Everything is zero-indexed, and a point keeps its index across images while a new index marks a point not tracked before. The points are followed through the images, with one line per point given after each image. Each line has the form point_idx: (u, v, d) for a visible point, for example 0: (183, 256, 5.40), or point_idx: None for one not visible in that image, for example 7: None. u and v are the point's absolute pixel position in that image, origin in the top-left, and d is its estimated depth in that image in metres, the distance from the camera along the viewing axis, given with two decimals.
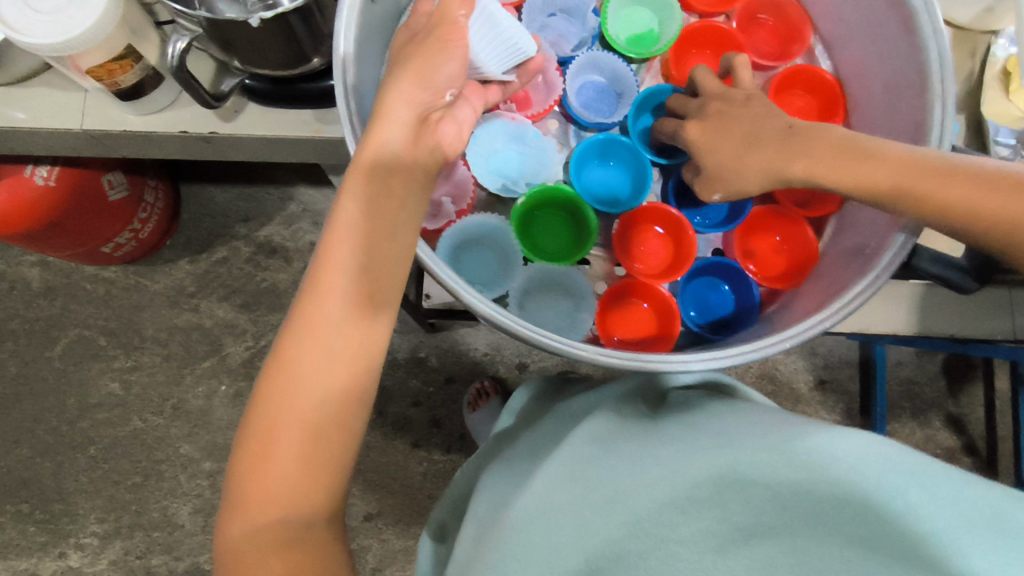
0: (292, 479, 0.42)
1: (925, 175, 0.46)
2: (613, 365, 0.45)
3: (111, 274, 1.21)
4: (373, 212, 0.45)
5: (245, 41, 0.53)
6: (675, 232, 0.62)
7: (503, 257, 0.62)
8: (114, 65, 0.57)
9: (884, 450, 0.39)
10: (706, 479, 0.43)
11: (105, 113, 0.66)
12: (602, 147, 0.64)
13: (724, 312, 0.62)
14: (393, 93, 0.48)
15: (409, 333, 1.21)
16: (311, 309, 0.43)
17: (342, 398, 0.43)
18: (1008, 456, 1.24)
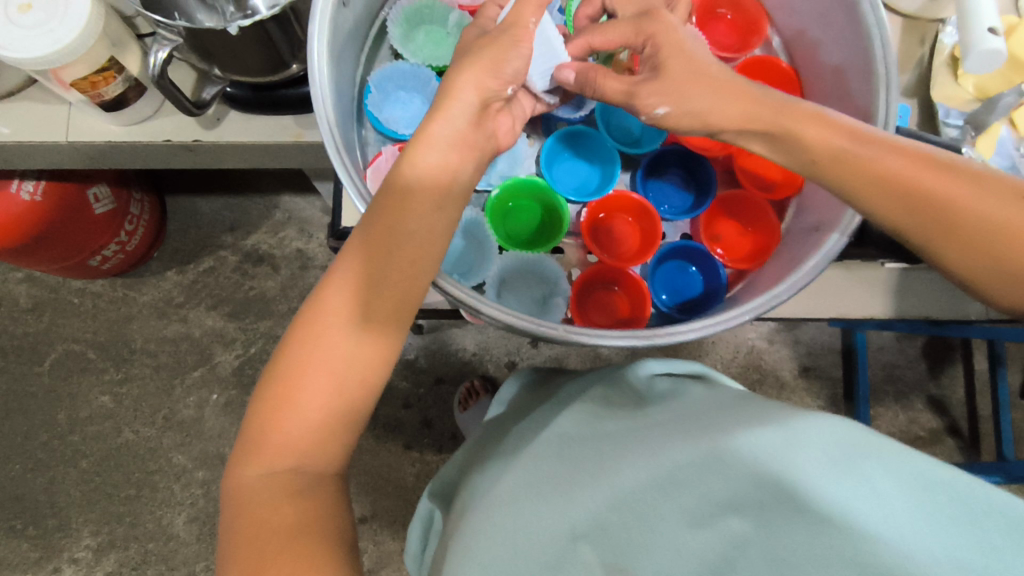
0: (303, 435, 0.43)
1: (882, 151, 0.47)
2: (580, 342, 0.47)
3: (99, 288, 1.22)
4: (404, 204, 0.46)
5: (224, 48, 0.55)
6: (641, 219, 0.65)
7: (478, 247, 0.64)
8: (98, 77, 0.59)
9: (872, 448, 0.38)
10: (686, 464, 0.42)
11: (89, 125, 0.67)
12: (570, 139, 0.66)
13: (693, 294, 0.65)
14: (463, 76, 0.50)
15: None
16: (345, 276, 0.46)
17: (366, 363, 0.45)
18: (989, 436, 1.27)
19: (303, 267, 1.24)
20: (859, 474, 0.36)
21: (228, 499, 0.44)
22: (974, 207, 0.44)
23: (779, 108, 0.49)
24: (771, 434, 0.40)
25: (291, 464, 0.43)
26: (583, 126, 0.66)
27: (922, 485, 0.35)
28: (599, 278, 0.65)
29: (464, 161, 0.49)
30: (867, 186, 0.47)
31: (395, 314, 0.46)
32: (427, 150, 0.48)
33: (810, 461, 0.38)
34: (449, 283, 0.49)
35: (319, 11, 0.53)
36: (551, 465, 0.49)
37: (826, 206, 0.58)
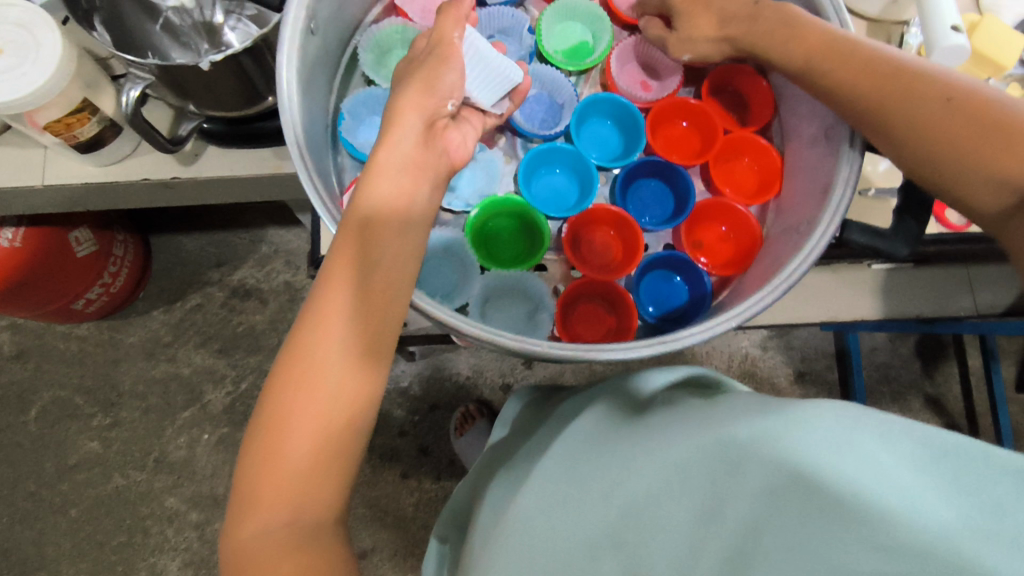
0: (286, 518, 0.42)
1: (868, 62, 0.52)
2: (564, 357, 0.47)
3: (85, 331, 1.20)
4: (369, 267, 0.45)
5: (198, 83, 0.55)
6: (621, 234, 0.65)
7: (460, 268, 0.63)
8: (72, 119, 0.58)
9: (894, 427, 0.35)
10: (685, 461, 0.41)
11: (67, 167, 0.67)
12: (546, 156, 0.67)
13: (679, 302, 0.65)
14: (404, 100, 0.50)
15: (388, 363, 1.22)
16: (307, 346, 0.44)
17: (341, 427, 0.44)
18: (989, 431, 1.27)
19: (291, 300, 1.23)
20: (863, 450, 0.33)
21: (229, 558, 0.44)
22: (907, 127, 0.50)
23: (842, 52, 0.53)
24: (792, 436, 0.36)
25: (288, 513, 0.43)
26: (558, 142, 0.66)
27: (938, 456, 0.32)
28: (586, 294, 0.64)
29: (415, 208, 0.48)
30: (911, 91, 0.50)
31: (376, 337, 0.45)
32: (380, 190, 0.47)
33: (823, 459, 0.34)
34: (432, 305, 0.49)
35: (287, 42, 0.53)
36: (568, 481, 0.49)
37: (806, 208, 0.59)
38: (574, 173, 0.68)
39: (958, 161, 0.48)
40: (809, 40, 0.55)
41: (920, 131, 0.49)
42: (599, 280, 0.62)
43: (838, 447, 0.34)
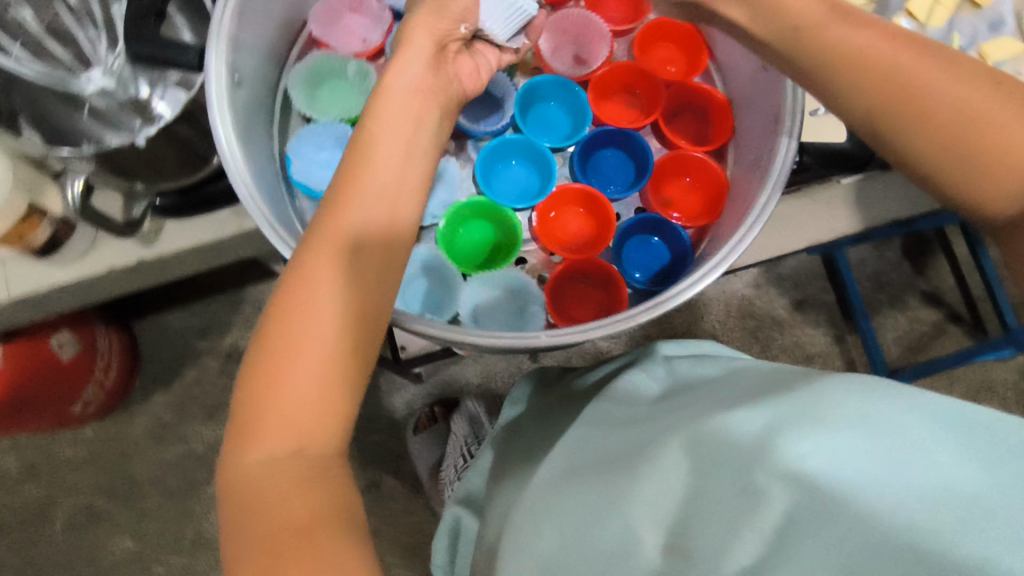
0: (286, 472, 0.40)
1: (859, 32, 0.47)
2: (562, 341, 0.47)
3: (89, 433, 1.18)
4: (370, 204, 0.46)
5: (137, 161, 0.55)
6: (592, 210, 0.65)
7: (443, 280, 0.63)
8: (22, 226, 0.58)
9: (904, 405, 0.37)
10: (690, 487, 0.40)
11: (22, 274, 0.65)
12: (499, 152, 0.66)
13: (663, 263, 0.65)
14: (415, 23, 0.53)
15: (397, 390, 1.21)
16: (296, 296, 0.43)
17: (340, 376, 0.43)
18: (989, 313, 1.29)
19: None
20: (905, 431, 0.36)
21: (226, 496, 0.42)
22: (914, 111, 0.45)
23: (849, 15, 0.48)
24: (810, 428, 0.37)
25: (293, 446, 0.41)
26: (508, 135, 0.66)
27: (960, 430, 0.36)
28: (571, 276, 0.64)
29: (420, 135, 0.49)
30: (917, 67, 0.45)
31: (369, 285, 0.45)
32: (388, 110, 0.49)
33: (842, 448, 0.35)
34: (425, 325, 0.49)
35: (212, 83, 0.52)
36: (562, 501, 0.46)
37: (763, 140, 0.59)
38: (531, 162, 0.67)
39: (977, 153, 0.44)
40: (793, 12, 0.49)
41: (928, 116, 0.44)
42: (580, 260, 0.63)
43: (862, 435, 0.36)
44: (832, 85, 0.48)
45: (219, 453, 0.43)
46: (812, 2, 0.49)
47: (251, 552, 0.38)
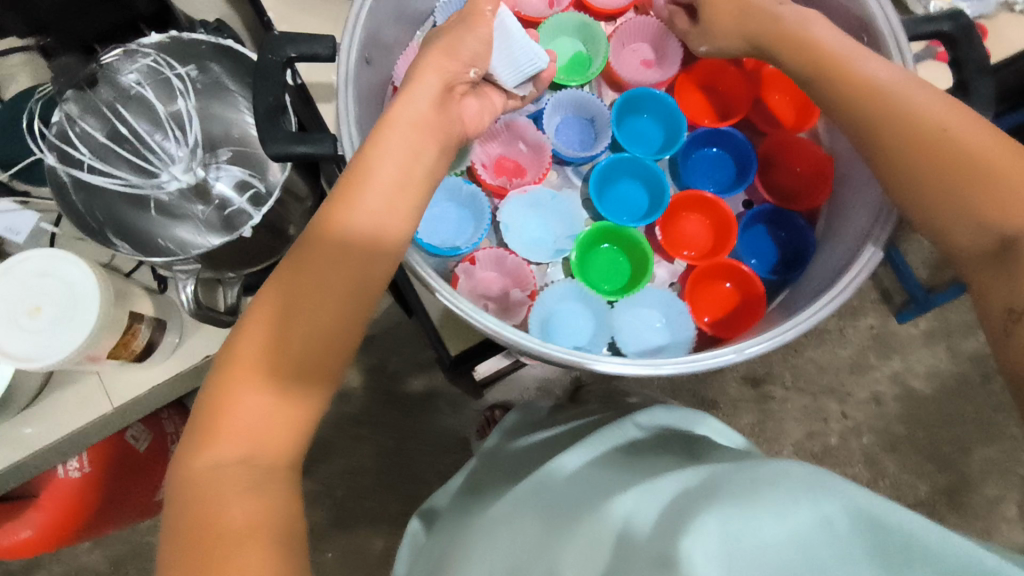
0: (201, 525, 0.39)
1: (874, 60, 0.52)
2: (704, 369, 0.48)
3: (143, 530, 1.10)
4: (349, 235, 0.44)
5: (235, 253, 0.56)
6: (711, 215, 0.68)
7: (587, 310, 0.64)
8: (127, 335, 0.59)
9: (842, 486, 0.36)
10: (667, 508, 0.38)
11: (123, 381, 0.65)
12: (606, 172, 0.68)
13: (784, 250, 0.67)
14: (423, 65, 0.50)
15: (460, 408, 1.14)
16: (254, 331, 0.43)
17: (252, 440, 0.42)
18: None
19: None
20: (813, 510, 0.34)
21: (176, 496, 0.41)
22: (908, 139, 0.49)
23: (837, 53, 0.53)
24: (730, 508, 0.35)
25: (243, 453, 0.42)
26: (613, 155, 0.67)
27: (875, 527, 0.33)
28: (704, 280, 0.66)
29: (416, 171, 0.47)
30: (924, 97, 0.49)
31: (294, 348, 0.43)
32: (388, 145, 0.46)
33: (741, 542, 0.33)
34: (539, 347, 0.48)
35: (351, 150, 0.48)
36: (539, 522, 0.45)
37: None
38: (636, 176, 0.69)
39: (965, 183, 0.46)
40: (808, 45, 0.54)
41: (925, 142, 0.48)
42: (708, 264, 0.65)
43: (740, 532, 0.33)
44: (845, 107, 0.52)
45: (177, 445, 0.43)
46: (831, 43, 0.54)
47: (175, 547, 0.38)
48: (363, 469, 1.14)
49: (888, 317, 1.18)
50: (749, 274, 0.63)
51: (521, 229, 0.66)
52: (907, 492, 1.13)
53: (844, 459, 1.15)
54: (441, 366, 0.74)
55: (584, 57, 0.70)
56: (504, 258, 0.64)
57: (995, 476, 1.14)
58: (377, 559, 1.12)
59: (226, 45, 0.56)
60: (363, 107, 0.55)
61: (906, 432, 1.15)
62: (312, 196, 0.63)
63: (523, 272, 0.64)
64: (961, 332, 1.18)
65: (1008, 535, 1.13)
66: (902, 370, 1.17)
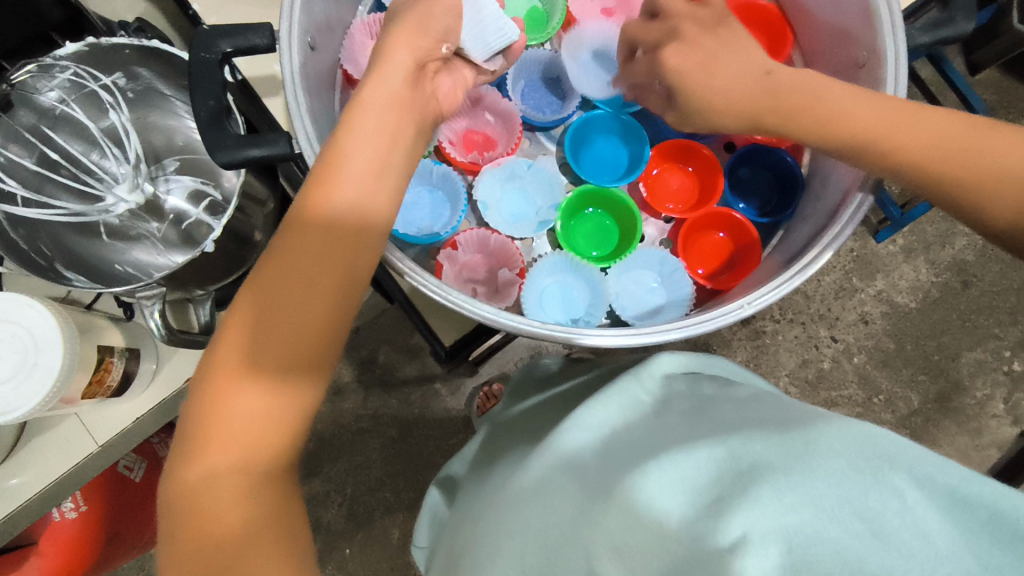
0: (210, 522, 0.38)
1: (848, 96, 0.48)
2: (708, 328, 0.47)
3: (152, 559, 1.06)
4: (330, 220, 0.41)
5: (198, 271, 0.53)
6: (692, 163, 0.67)
7: (581, 282, 0.62)
8: (99, 372, 0.56)
9: (894, 447, 0.33)
10: (719, 476, 0.34)
11: (104, 417, 0.62)
12: (579, 132, 0.65)
13: (773, 189, 0.66)
14: (392, 38, 0.47)
15: (458, 388, 1.13)
16: (249, 309, 0.40)
17: (259, 435, 0.39)
18: None
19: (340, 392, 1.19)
20: (880, 485, 0.31)
21: (169, 509, 0.39)
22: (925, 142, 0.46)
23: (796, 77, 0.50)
24: (783, 481, 0.32)
25: (237, 461, 0.39)
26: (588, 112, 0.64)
27: (953, 500, 0.31)
28: (697, 231, 0.65)
29: (395, 153, 0.44)
30: (913, 121, 0.47)
31: (296, 346, 0.40)
32: (361, 128, 0.44)
33: (800, 513, 0.30)
34: (537, 327, 0.46)
35: (313, 151, 0.44)
36: (566, 495, 0.41)
37: (850, 36, 0.59)
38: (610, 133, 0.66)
39: (966, 189, 0.46)
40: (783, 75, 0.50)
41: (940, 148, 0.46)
42: (698, 216, 0.64)
43: (804, 502, 0.30)
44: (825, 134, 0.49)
45: (167, 454, 0.41)
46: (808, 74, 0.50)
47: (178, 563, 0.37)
48: (370, 462, 1.13)
49: (867, 237, 1.17)
50: (742, 219, 0.61)
51: (499, 206, 0.64)
52: (901, 404, 1.16)
53: (838, 381, 1.17)
54: (436, 359, 0.72)
55: (541, 14, 0.66)
56: (488, 239, 0.63)
57: (984, 376, 1.17)
58: (397, 548, 1.11)
59: (152, 47, 0.51)
60: (313, 96, 0.51)
61: (894, 347, 1.17)
62: (273, 198, 0.59)
63: (507, 250, 0.62)
64: (937, 242, 1.18)
65: (997, 431, 1.17)
66: (885, 289, 1.17)
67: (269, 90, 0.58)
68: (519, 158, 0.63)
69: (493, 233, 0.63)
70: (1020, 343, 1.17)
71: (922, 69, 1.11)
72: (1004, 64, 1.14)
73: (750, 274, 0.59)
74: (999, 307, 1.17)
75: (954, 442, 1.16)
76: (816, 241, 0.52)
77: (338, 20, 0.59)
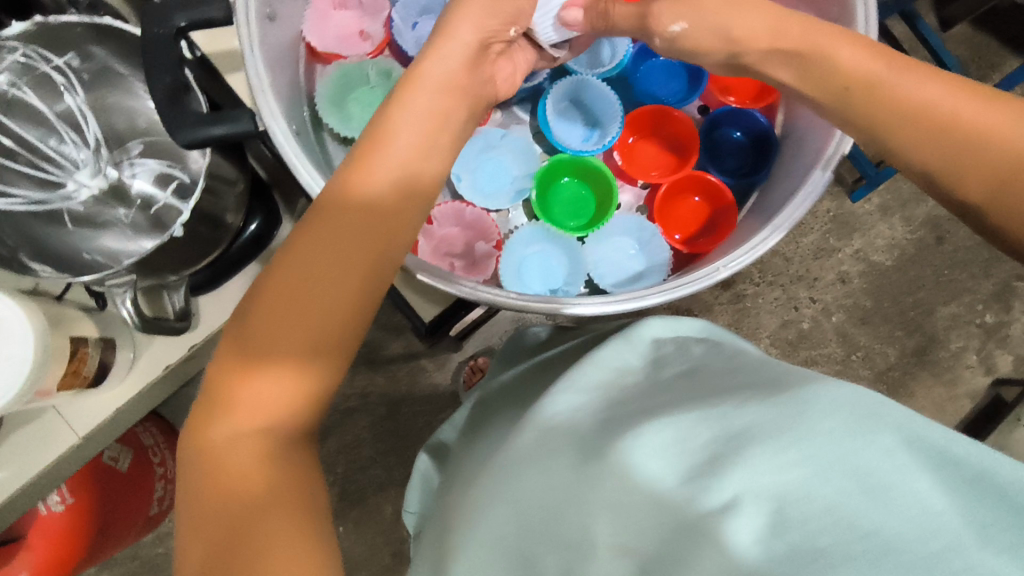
0: (237, 491, 0.37)
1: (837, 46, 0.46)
2: (684, 293, 0.47)
3: (146, 547, 1.06)
4: (361, 208, 0.40)
5: (169, 258, 0.52)
6: (667, 128, 0.66)
7: (558, 250, 0.63)
8: (75, 363, 0.55)
9: (891, 410, 0.34)
10: (709, 445, 0.35)
11: (85, 408, 0.61)
12: (553, 98, 0.63)
13: (745, 153, 0.66)
14: (457, 17, 0.47)
15: (444, 363, 1.13)
16: (275, 281, 0.39)
17: (284, 406, 0.39)
18: None
19: None
20: (871, 444, 0.32)
21: (192, 478, 0.38)
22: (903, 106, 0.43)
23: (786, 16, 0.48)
24: (778, 443, 0.33)
25: (259, 427, 0.38)
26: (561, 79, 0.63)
27: (943, 459, 0.32)
28: (672, 195, 0.65)
29: (442, 136, 0.44)
30: (894, 76, 0.44)
31: (321, 320, 0.38)
32: (415, 103, 0.43)
33: (796, 474, 0.32)
34: (516, 300, 0.46)
35: (281, 133, 0.43)
36: (566, 458, 0.41)
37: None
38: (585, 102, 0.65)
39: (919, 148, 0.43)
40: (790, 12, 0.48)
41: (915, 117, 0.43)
42: (673, 180, 0.64)
43: (808, 460, 0.32)
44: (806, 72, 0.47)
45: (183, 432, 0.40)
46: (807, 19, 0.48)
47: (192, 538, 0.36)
48: (359, 441, 1.13)
49: (843, 198, 1.18)
50: (716, 182, 0.62)
51: (473, 173, 0.63)
52: (879, 359, 1.19)
53: (818, 340, 1.19)
54: (416, 335, 0.72)
55: None
56: (463, 212, 0.62)
57: (959, 329, 1.20)
58: (391, 523, 1.13)
59: (105, 25, 0.48)
60: (276, 71, 0.49)
61: (872, 305, 1.19)
62: (244, 179, 0.57)
63: (484, 223, 0.62)
64: (912, 200, 1.19)
65: (972, 381, 1.20)
66: (862, 248, 1.19)
67: (232, 67, 0.56)
68: (493, 127, 0.62)
69: (468, 206, 0.62)
70: (992, 296, 1.20)
71: (894, 27, 1.11)
72: (974, 18, 1.14)
73: (726, 238, 0.59)
74: (972, 262, 1.19)
75: (930, 394, 1.20)
76: (786, 205, 0.52)
77: None
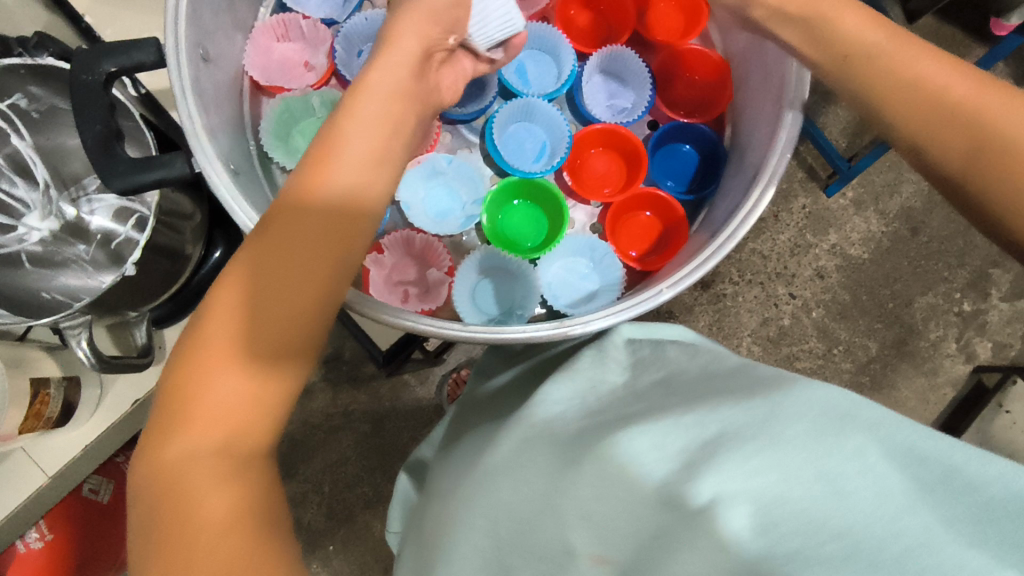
0: (195, 512, 0.34)
1: (847, 9, 0.47)
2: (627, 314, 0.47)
3: None
4: (312, 214, 0.38)
5: (126, 294, 0.51)
6: (613, 146, 0.67)
7: (508, 274, 0.62)
8: (36, 404, 0.56)
9: (867, 412, 0.34)
10: (691, 449, 0.34)
11: (52, 447, 0.61)
12: (499, 123, 0.64)
13: (695, 167, 0.67)
14: (402, 22, 0.45)
15: (427, 377, 1.13)
16: (225, 301, 0.38)
17: (237, 422, 0.37)
18: None
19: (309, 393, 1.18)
20: (841, 443, 0.31)
21: (149, 499, 0.36)
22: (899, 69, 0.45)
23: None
24: (751, 445, 0.32)
25: (217, 444, 0.36)
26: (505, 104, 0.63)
27: (911, 458, 0.31)
28: (623, 212, 0.66)
29: (395, 142, 0.41)
30: (903, 48, 0.45)
31: (278, 331, 0.37)
32: (363, 113, 0.41)
33: (766, 476, 0.31)
34: (478, 331, 0.46)
35: (217, 175, 0.43)
36: (541, 464, 0.41)
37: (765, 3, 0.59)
38: (532, 123, 0.66)
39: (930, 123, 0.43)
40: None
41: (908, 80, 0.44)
42: (623, 199, 0.65)
43: (776, 463, 0.31)
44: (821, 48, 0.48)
45: (137, 447, 0.38)
46: None
47: (148, 561, 0.34)
48: (346, 459, 1.13)
49: (817, 194, 1.19)
50: (667, 197, 0.63)
51: (424, 205, 0.63)
52: (860, 352, 1.20)
53: (799, 336, 1.19)
54: (376, 364, 0.81)
55: None
56: (412, 239, 0.63)
57: (937, 318, 1.21)
58: (381, 540, 1.12)
59: (45, 65, 0.48)
60: (212, 108, 0.49)
61: (850, 299, 1.20)
62: (200, 210, 0.57)
63: (434, 249, 0.63)
64: (885, 192, 1.20)
65: (952, 369, 1.21)
66: (838, 243, 1.20)
67: None
68: (439, 153, 0.62)
69: (419, 233, 0.63)
70: (968, 284, 1.21)
71: None
72: (937, 11, 1.15)
73: (678, 253, 0.59)
74: (946, 251, 1.20)
75: (912, 384, 1.20)
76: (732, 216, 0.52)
77: (238, 23, 0.57)
